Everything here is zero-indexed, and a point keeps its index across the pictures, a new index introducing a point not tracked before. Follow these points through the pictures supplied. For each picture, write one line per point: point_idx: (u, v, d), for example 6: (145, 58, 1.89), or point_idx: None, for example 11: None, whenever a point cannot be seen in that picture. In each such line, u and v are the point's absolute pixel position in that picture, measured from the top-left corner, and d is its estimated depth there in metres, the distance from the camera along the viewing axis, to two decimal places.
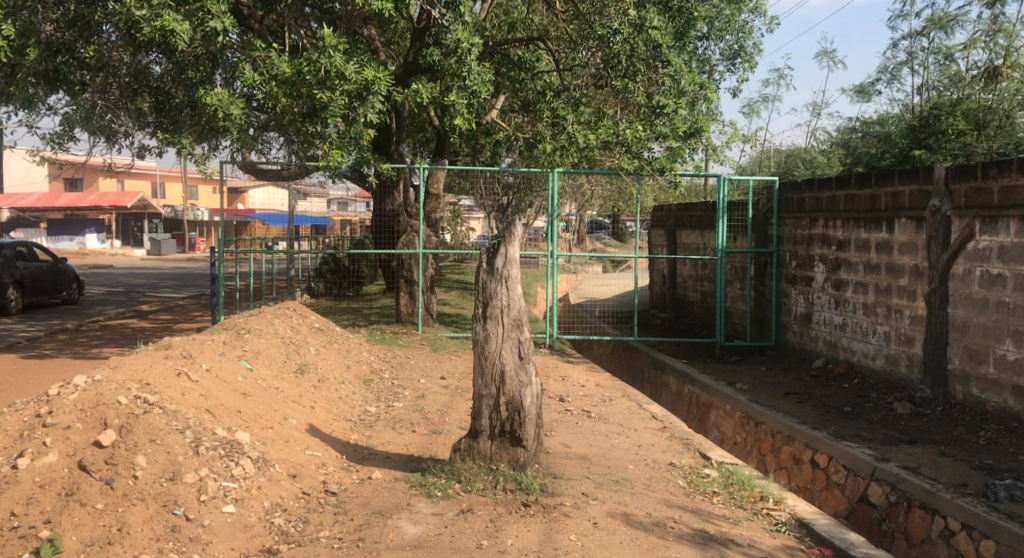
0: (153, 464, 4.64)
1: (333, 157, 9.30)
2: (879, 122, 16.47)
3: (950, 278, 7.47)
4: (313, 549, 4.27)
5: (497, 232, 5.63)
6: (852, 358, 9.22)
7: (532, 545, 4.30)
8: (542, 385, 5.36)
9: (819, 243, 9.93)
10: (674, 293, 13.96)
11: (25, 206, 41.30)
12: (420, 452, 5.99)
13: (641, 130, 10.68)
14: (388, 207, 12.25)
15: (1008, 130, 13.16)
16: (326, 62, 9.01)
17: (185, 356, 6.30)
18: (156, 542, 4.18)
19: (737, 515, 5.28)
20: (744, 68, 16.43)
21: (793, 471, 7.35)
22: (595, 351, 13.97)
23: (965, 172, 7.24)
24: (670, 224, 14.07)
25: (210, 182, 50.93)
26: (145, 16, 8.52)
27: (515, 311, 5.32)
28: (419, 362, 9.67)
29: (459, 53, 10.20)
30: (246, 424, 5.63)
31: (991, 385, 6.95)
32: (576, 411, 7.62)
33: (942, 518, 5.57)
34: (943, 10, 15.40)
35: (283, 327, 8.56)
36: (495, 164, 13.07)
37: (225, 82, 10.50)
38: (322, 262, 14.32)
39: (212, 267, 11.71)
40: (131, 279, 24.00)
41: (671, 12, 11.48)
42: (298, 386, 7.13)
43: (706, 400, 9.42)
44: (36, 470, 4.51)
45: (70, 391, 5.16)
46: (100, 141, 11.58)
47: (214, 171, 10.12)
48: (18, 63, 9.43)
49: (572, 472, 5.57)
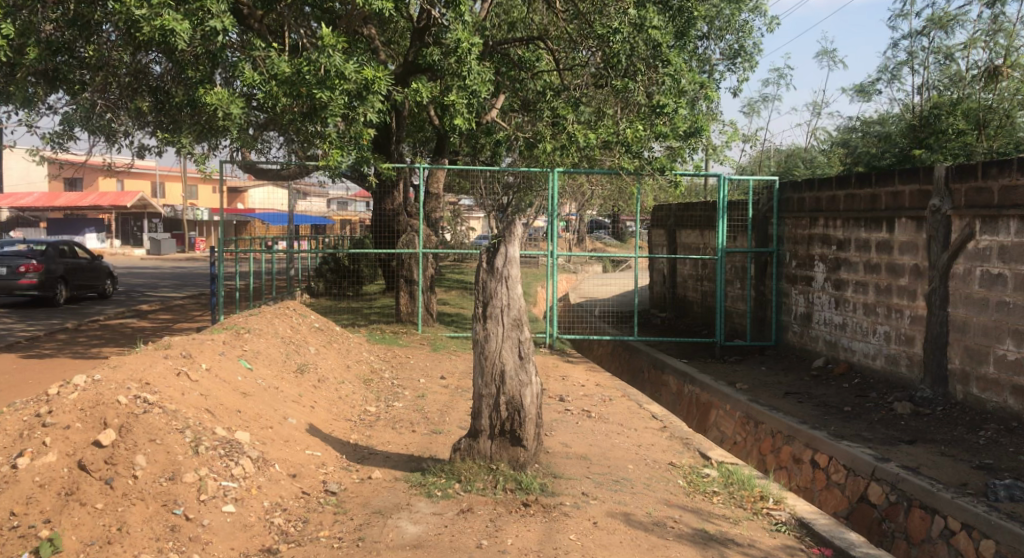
0: (153, 463, 4.63)
1: (333, 157, 9.30)
2: (879, 122, 16.48)
3: (951, 278, 7.46)
4: (312, 549, 4.27)
5: (498, 232, 5.63)
6: (852, 358, 9.22)
7: (532, 545, 4.30)
8: (542, 385, 5.36)
9: (820, 243, 9.93)
10: (674, 293, 13.96)
11: (25, 206, 41.30)
12: (421, 452, 5.98)
13: (641, 130, 10.68)
14: (388, 206, 12.26)
15: (1008, 130, 13.24)
16: (326, 61, 9.02)
17: (185, 356, 6.30)
18: (155, 541, 4.18)
19: (737, 515, 5.27)
20: (744, 68, 16.44)
21: (793, 471, 7.34)
22: (595, 350, 13.97)
23: (966, 171, 7.24)
24: (670, 223, 14.07)
25: (210, 181, 50.95)
26: (144, 16, 8.49)
27: (515, 311, 5.32)
28: (419, 362, 9.66)
29: (459, 53, 10.20)
30: (246, 423, 5.62)
31: (991, 385, 6.95)
32: (576, 410, 7.61)
33: (942, 518, 5.57)
34: (943, 10, 15.41)
35: (282, 327, 8.55)
36: (495, 164, 13.12)
37: (225, 82, 10.49)
38: (321, 262, 14.31)
39: (211, 267, 11.70)
40: (131, 279, 23.99)
41: (671, 11, 11.48)
42: (298, 386, 7.13)
43: (706, 400, 9.42)
44: (36, 470, 4.50)
45: (70, 391, 5.16)
46: (99, 141, 11.58)
47: (214, 171, 10.12)
48: (17, 62, 9.44)
49: (572, 471, 5.57)
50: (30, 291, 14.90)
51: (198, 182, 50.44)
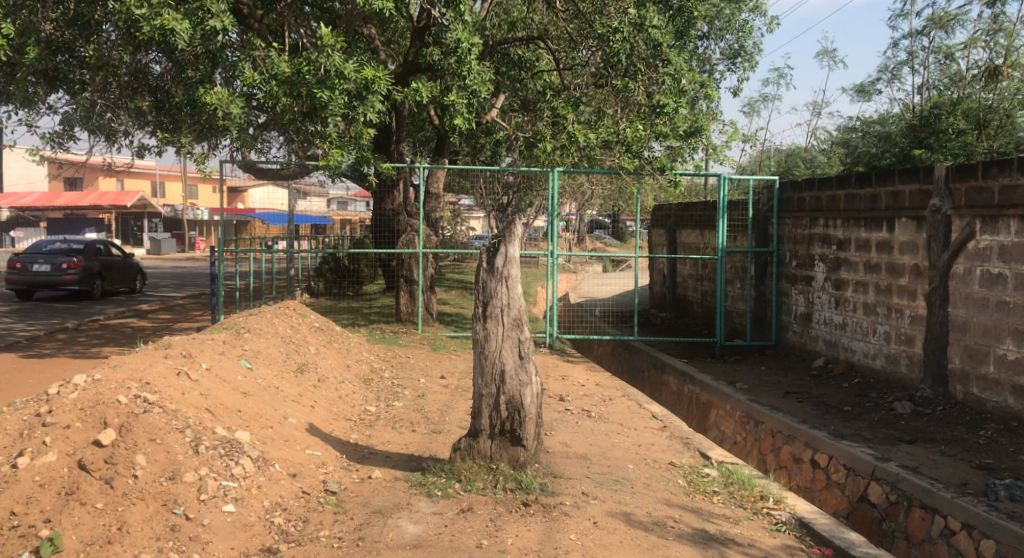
0: (153, 463, 4.63)
1: (333, 157, 9.29)
2: (879, 122, 16.48)
3: (951, 278, 7.46)
4: (312, 549, 4.27)
5: (498, 231, 5.63)
6: (852, 358, 9.22)
7: (532, 545, 4.29)
8: (542, 385, 5.36)
9: (820, 243, 9.93)
10: (674, 293, 13.95)
11: (25, 205, 41.28)
12: (421, 452, 5.98)
13: (641, 129, 10.68)
14: (388, 205, 12.25)
15: (1008, 130, 13.25)
16: (326, 61, 9.03)
17: (185, 355, 6.30)
18: (155, 541, 4.18)
19: (737, 514, 5.27)
20: (744, 67, 16.43)
21: (793, 471, 7.34)
22: (595, 350, 13.96)
23: (966, 171, 7.24)
24: (670, 223, 14.06)
25: (210, 181, 50.94)
26: (144, 16, 8.48)
27: (515, 311, 5.32)
28: (419, 361, 9.65)
29: (459, 53, 10.19)
30: (246, 423, 5.62)
31: (991, 385, 6.95)
32: (576, 410, 7.61)
33: (942, 518, 5.57)
34: (943, 10, 15.42)
35: (282, 326, 8.54)
36: (495, 164, 13.25)
37: (225, 82, 10.48)
38: (321, 261, 14.30)
39: (211, 266, 11.69)
40: None
41: (671, 11, 11.47)
42: (298, 386, 7.12)
43: (706, 399, 9.42)
44: (36, 470, 4.51)
45: (70, 390, 5.16)
46: (99, 140, 11.58)
47: (213, 171, 10.12)
48: (17, 62, 9.43)
49: (571, 471, 5.56)
50: (70, 285, 16.12)
51: (198, 182, 50.45)
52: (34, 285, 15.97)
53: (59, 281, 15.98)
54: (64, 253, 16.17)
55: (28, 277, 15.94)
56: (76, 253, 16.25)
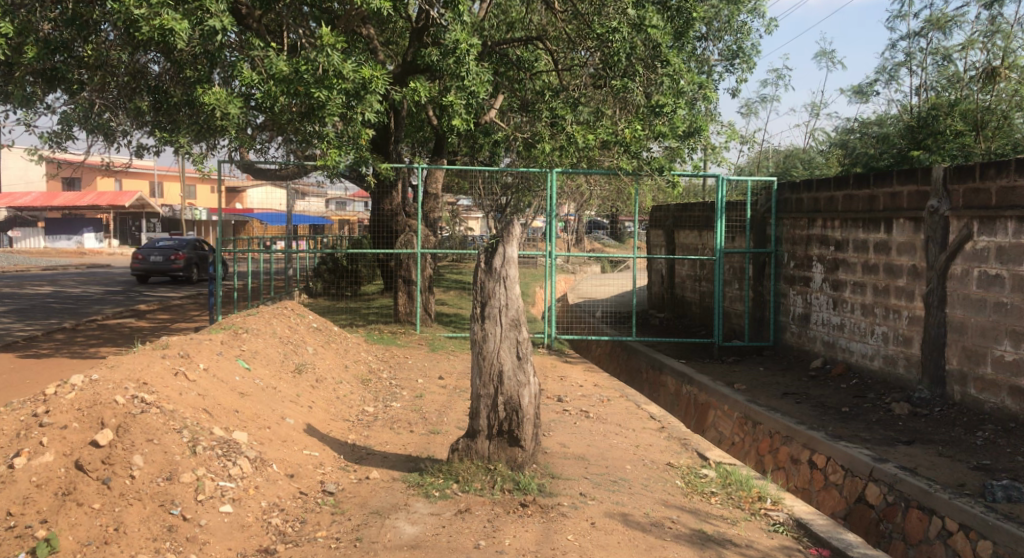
0: (150, 463, 4.62)
1: (331, 157, 9.31)
2: (878, 123, 16.50)
3: (949, 278, 7.46)
4: (310, 549, 4.26)
5: (496, 231, 5.63)
6: (850, 359, 9.22)
7: (531, 545, 4.30)
8: (540, 385, 5.37)
9: (818, 244, 9.92)
10: (672, 293, 13.98)
11: (22, 205, 41.29)
12: (418, 452, 5.98)
13: (640, 130, 10.68)
14: (387, 206, 12.31)
15: (1005, 131, 13.26)
16: (324, 61, 9.03)
17: (182, 355, 6.29)
18: (152, 541, 4.17)
19: (734, 515, 5.28)
20: (742, 68, 16.45)
21: (790, 472, 7.34)
22: (593, 351, 13.99)
23: (964, 172, 7.25)
24: (668, 224, 14.09)
25: (209, 182, 51.03)
26: (144, 15, 8.47)
27: (514, 312, 5.32)
28: (417, 362, 9.66)
29: (457, 54, 10.19)
30: (244, 424, 5.62)
31: (988, 386, 6.97)
32: (574, 411, 7.62)
33: (939, 519, 5.58)
34: (941, 11, 15.43)
35: (281, 326, 8.55)
36: (495, 164, 13.38)
37: (223, 82, 10.39)
38: (321, 261, 14.33)
39: (210, 266, 11.68)
40: (126, 279, 23.63)
41: (669, 11, 11.50)
42: (296, 386, 7.13)
43: (704, 400, 9.42)
44: (32, 470, 4.49)
45: (67, 390, 5.14)
46: (98, 140, 11.57)
47: (212, 170, 10.12)
48: (16, 60, 9.43)
49: (570, 472, 5.57)
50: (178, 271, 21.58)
51: (197, 181, 50.49)
52: (150, 271, 21.25)
53: (172, 268, 21.41)
54: (173, 247, 21.58)
55: (146, 265, 21.32)
56: (182, 247, 21.74)
